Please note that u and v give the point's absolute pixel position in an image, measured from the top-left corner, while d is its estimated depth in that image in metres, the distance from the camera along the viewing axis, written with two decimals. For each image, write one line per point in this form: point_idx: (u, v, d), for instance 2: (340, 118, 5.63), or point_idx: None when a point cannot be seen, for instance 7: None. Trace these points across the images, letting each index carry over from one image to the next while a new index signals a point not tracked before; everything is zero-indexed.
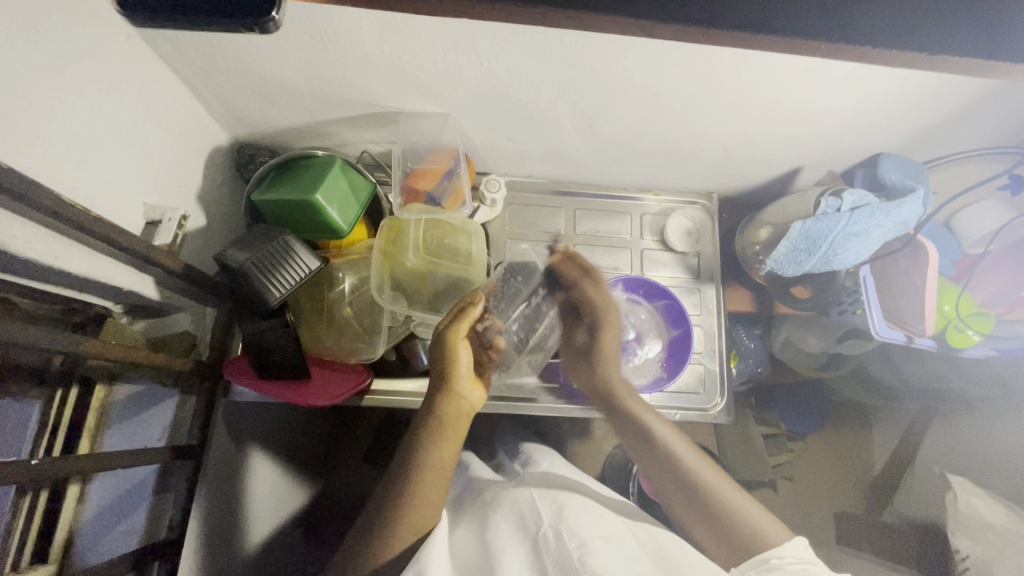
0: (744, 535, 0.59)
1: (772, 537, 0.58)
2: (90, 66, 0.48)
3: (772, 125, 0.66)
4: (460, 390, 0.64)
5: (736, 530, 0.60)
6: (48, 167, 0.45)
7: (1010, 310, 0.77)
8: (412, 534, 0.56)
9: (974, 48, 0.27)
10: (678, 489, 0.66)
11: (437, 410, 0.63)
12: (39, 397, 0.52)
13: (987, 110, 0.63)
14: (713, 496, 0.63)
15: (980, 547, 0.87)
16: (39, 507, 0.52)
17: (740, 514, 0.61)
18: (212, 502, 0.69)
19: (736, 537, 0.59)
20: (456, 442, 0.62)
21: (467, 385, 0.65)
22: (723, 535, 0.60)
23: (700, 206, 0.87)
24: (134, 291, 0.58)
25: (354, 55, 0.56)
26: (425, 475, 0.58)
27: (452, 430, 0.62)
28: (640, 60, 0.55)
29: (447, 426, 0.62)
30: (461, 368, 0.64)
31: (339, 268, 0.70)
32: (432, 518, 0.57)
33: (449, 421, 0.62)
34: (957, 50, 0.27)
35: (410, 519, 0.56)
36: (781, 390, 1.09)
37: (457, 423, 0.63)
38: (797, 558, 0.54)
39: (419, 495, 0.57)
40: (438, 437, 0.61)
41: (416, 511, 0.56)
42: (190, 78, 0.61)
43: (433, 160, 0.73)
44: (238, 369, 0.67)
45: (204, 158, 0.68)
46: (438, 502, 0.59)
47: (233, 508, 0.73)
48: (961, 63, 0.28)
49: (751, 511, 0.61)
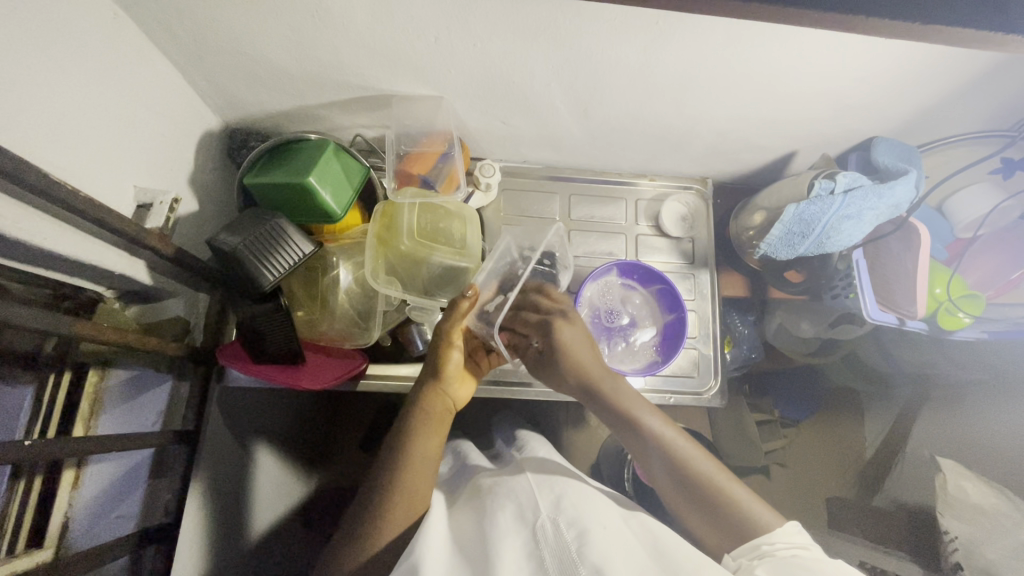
0: (736, 522, 0.57)
1: (766, 521, 0.56)
2: (77, 45, 0.47)
3: (766, 107, 0.66)
4: (447, 385, 0.65)
5: (728, 516, 0.57)
6: (37, 149, 0.44)
7: (1000, 293, 0.78)
8: (396, 524, 0.56)
9: (971, 18, 0.27)
10: (663, 468, 0.62)
11: (424, 399, 0.64)
12: (32, 381, 0.52)
13: (980, 90, 0.63)
14: (703, 477, 0.60)
15: (970, 528, 0.90)
16: (34, 491, 0.52)
17: (731, 498, 0.58)
18: (219, 490, 0.70)
19: (728, 526, 0.57)
20: (438, 435, 0.62)
21: (455, 379, 0.66)
22: (715, 522, 0.58)
23: (695, 191, 0.88)
24: (125, 276, 0.57)
25: (346, 36, 0.55)
26: (410, 462, 0.59)
27: (437, 423, 0.63)
28: (636, 39, 0.55)
29: (427, 418, 0.62)
30: (452, 365, 0.65)
31: (333, 253, 0.70)
32: (418, 509, 0.58)
33: (433, 413, 0.63)
34: (952, 20, 0.27)
35: (395, 508, 0.56)
36: (774, 376, 1.10)
37: (442, 418, 0.63)
38: (787, 545, 0.53)
39: (405, 481, 0.57)
40: (421, 426, 0.62)
41: (406, 497, 0.57)
42: (178, 59, 0.60)
43: (426, 144, 0.72)
44: (232, 353, 0.66)
45: (194, 143, 0.68)
46: (423, 494, 0.58)
47: (238, 495, 0.74)
48: (958, 35, 0.28)
49: (743, 494, 0.59)
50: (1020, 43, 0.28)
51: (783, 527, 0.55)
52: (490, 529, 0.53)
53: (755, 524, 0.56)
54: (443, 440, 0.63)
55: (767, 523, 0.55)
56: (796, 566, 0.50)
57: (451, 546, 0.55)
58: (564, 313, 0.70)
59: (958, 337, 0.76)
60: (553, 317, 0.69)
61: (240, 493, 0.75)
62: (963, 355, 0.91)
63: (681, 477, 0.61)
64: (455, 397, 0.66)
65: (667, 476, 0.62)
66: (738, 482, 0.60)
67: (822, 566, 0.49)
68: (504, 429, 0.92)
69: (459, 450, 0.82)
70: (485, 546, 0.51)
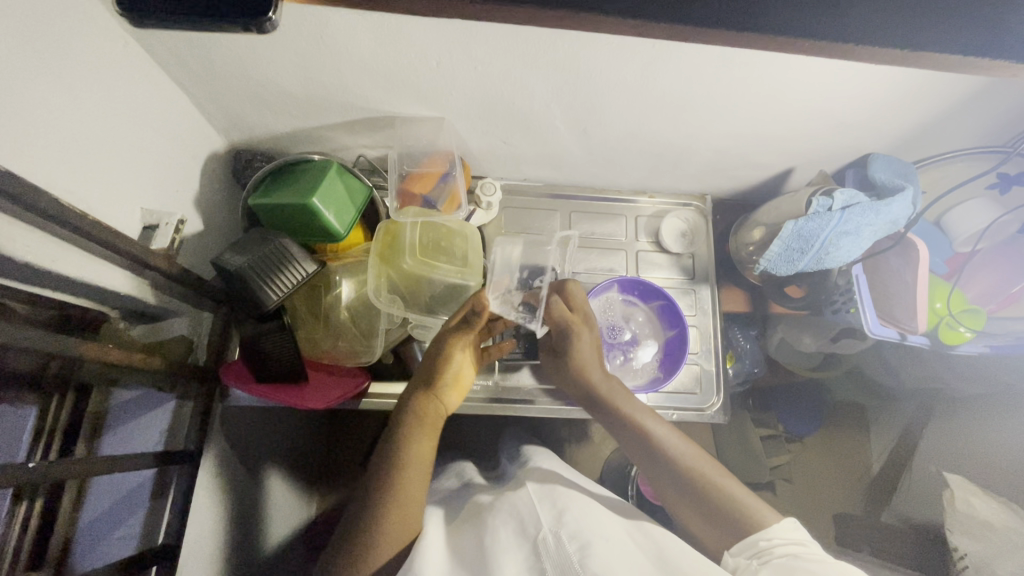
0: (738, 524, 0.57)
1: (763, 517, 0.56)
2: (86, 70, 0.48)
3: (764, 125, 0.67)
4: (442, 390, 0.65)
5: (731, 518, 0.57)
6: (47, 175, 0.45)
7: (1001, 306, 0.78)
8: (397, 539, 0.55)
9: (954, 44, 0.27)
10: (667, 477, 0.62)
11: (418, 406, 0.63)
12: (36, 403, 0.53)
13: (973, 107, 0.64)
14: (701, 476, 0.60)
15: (979, 544, 0.88)
16: (36, 511, 0.53)
17: (733, 500, 0.58)
18: (214, 512, 0.69)
19: (726, 523, 0.57)
20: (433, 441, 0.62)
21: (448, 387, 0.66)
22: (715, 523, 0.58)
23: (694, 208, 0.88)
24: (129, 296, 0.58)
25: (348, 60, 0.57)
26: (406, 472, 0.58)
27: (429, 429, 0.62)
28: (634, 61, 0.56)
29: (422, 424, 0.62)
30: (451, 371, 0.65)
31: (337, 272, 0.70)
32: (409, 532, 0.57)
33: (427, 417, 0.63)
34: (935, 45, 0.27)
35: (385, 529, 0.55)
36: (778, 391, 1.09)
37: (435, 423, 0.63)
38: (785, 540, 0.53)
39: (402, 494, 0.57)
40: (419, 434, 0.61)
41: (404, 510, 0.56)
42: (185, 82, 0.61)
43: (428, 164, 0.74)
44: (235, 374, 0.66)
45: (200, 165, 0.69)
46: (415, 513, 0.57)
47: (235, 514, 0.74)
48: (943, 59, 0.28)
49: (739, 491, 0.59)
50: (1013, 68, 0.28)
51: (779, 524, 0.55)
52: (491, 543, 0.53)
53: (753, 521, 0.56)
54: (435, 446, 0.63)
55: (764, 520, 0.56)
56: (793, 568, 0.49)
57: (451, 563, 0.54)
58: (586, 318, 0.71)
59: (961, 351, 0.76)
60: (575, 321, 0.70)
61: (237, 513, 0.74)
62: (966, 369, 0.91)
63: (687, 487, 0.60)
64: (448, 404, 0.66)
65: (671, 486, 0.62)
66: (732, 478, 0.61)
67: (819, 566, 0.49)
68: (507, 446, 0.91)
69: (461, 469, 0.81)
70: (485, 561, 0.51)
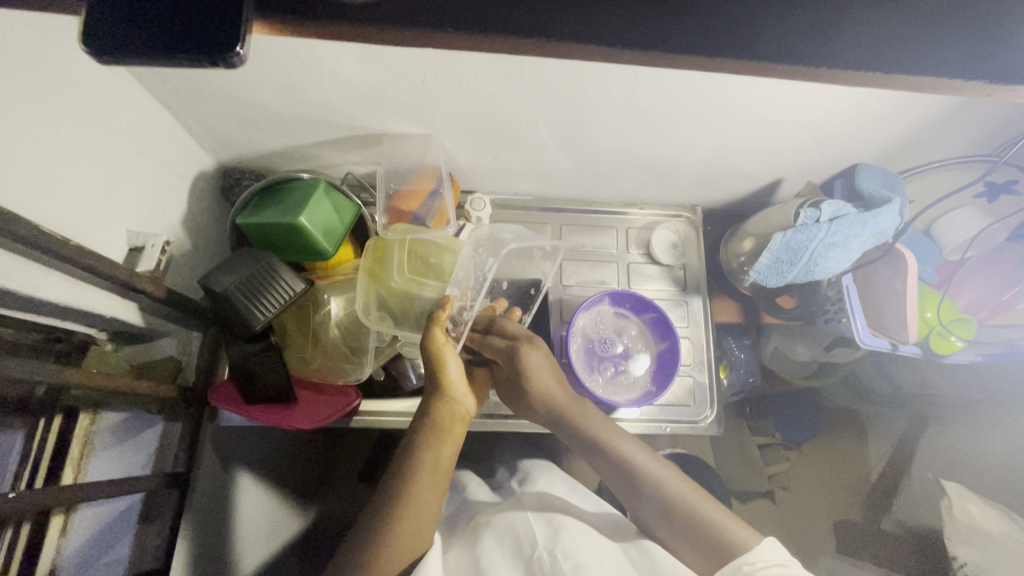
0: (719, 547, 0.55)
1: (742, 540, 0.55)
2: (70, 96, 0.49)
3: (750, 138, 0.67)
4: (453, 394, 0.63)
5: (712, 541, 0.56)
6: (32, 203, 0.45)
7: (993, 315, 0.78)
8: (405, 552, 0.55)
9: (946, 66, 0.26)
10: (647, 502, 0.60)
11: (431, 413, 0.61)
12: (22, 427, 0.52)
13: (955, 119, 0.65)
14: (685, 503, 0.58)
15: (976, 552, 0.88)
16: (22, 539, 0.51)
17: (714, 525, 0.56)
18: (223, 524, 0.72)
19: (710, 549, 0.56)
20: (452, 446, 0.60)
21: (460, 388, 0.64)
22: (699, 548, 0.56)
23: (685, 219, 0.88)
24: (116, 318, 0.57)
25: (333, 80, 0.57)
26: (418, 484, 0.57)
27: (447, 435, 0.60)
28: (620, 78, 0.56)
29: (437, 431, 0.60)
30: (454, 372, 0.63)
31: (325, 290, 0.70)
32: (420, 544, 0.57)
33: (442, 423, 0.61)
34: (928, 71, 0.26)
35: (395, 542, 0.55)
36: (775, 400, 1.08)
37: (453, 429, 0.61)
38: (766, 563, 0.52)
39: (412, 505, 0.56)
40: (431, 442, 0.60)
41: (415, 522, 0.56)
42: (172, 103, 0.62)
43: (415, 181, 0.74)
44: (226, 396, 0.66)
45: (188, 184, 0.69)
46: (426, 524, 0.57)
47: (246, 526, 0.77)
48: (938, 83, 0.27)
49: (717, 511, 0.58)
50: (1009, 91, 0.27)
51: (760, 545, 0.54)
52: (488, 563, 0.55)
53: (731, 545, 0.55)
54: (454, 450, 0.61)
55: (743, 543, 0.55)
56: None
57: None
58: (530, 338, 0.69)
59: (952, 361, 0.77)
60: (519, 341, 0.68)
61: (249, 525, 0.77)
62: (960, 376, 0.91)
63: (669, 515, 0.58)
64: (465, 407, 0.64)
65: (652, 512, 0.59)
66: (709, 499, 0.59)
67: None
68: (503, 460, 0.91)
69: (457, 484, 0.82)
70: None
